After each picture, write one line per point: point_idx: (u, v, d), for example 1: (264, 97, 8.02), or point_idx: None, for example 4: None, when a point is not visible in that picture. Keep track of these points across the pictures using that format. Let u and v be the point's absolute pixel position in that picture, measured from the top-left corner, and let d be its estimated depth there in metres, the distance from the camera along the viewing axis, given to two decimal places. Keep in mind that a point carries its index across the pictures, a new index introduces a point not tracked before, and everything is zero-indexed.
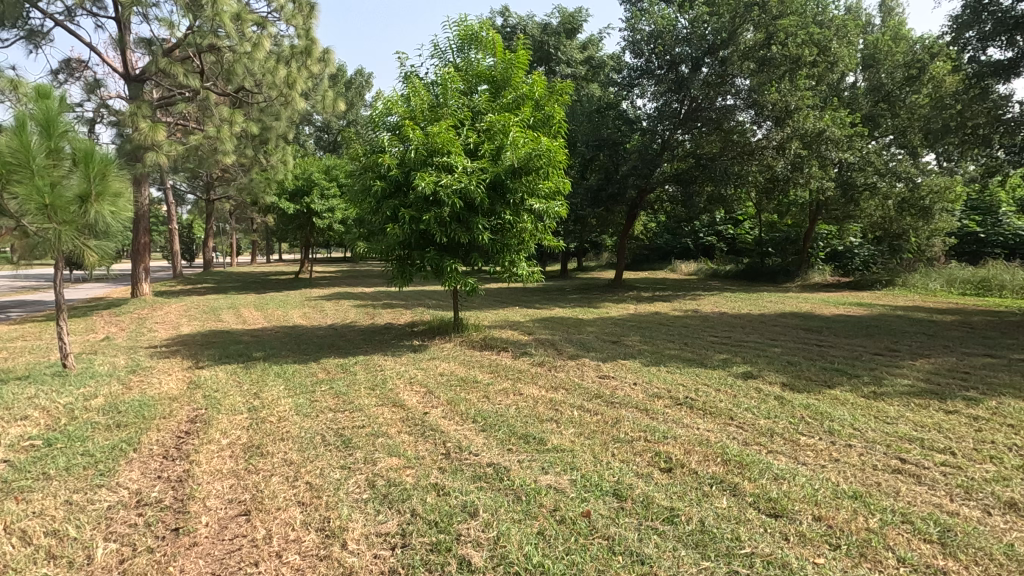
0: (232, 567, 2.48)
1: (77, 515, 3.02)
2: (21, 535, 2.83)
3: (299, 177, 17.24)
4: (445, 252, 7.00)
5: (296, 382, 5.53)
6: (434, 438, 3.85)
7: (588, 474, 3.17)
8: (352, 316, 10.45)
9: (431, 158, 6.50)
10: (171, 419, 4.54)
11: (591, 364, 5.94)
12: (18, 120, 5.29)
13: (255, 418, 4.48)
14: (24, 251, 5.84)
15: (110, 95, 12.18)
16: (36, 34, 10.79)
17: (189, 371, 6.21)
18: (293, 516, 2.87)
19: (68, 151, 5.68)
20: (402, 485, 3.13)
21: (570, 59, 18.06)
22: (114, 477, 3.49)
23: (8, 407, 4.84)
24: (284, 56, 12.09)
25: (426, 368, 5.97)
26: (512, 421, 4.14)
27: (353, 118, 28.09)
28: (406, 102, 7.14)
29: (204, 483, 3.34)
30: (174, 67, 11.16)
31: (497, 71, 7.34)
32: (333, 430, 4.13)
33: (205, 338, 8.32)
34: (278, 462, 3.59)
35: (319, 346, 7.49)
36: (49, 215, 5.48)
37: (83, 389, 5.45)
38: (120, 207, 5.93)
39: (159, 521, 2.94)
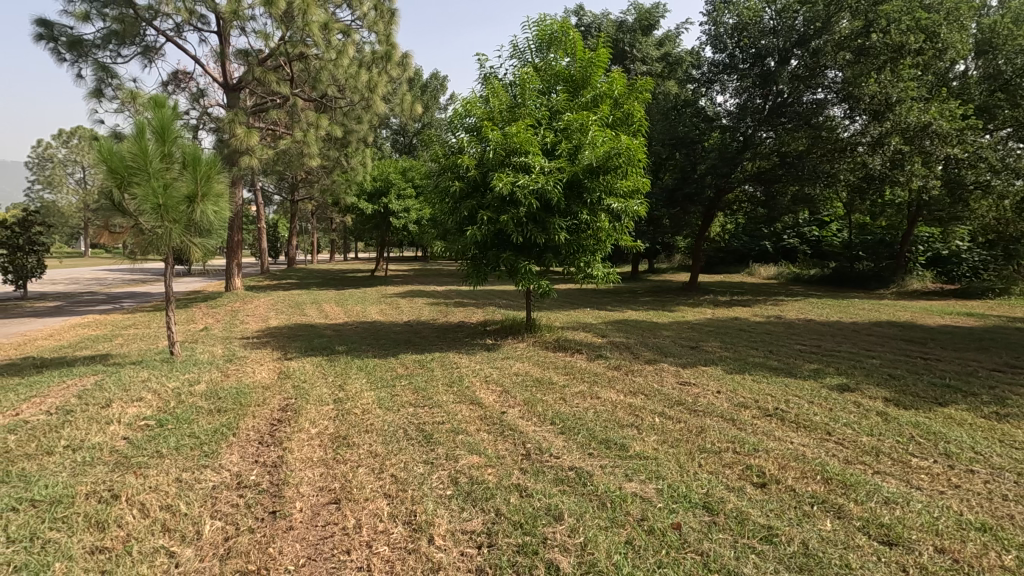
0: (327, 554, 2.58)
1: (186, 492, 3.25)
2: (141, 507, 3.08)
3: (377, 178, 17.94)
4: (521, 252, 6.98)
5: (376, 376, 5.71)
6: (513, 438, 3.85)
7: (675, 484, 3.04)
8: (427, 314, 10.72)
9: (508, 157, 6.50)
10: (265, 407, 4.81)
11: (669, 369, 5.76)
12: (138, 128, 5.82)
13: (341, 410, 4.65)
14: (139, 249, 6.27)
15: (211, 103, 13.18)
16: (151, 50, 11.87)
17: (279, 361, 6.59)
18: (381, 508, 2.95)
19: (178, 155, 6.19)
20: (485, 484, 3.14)
21: (645, 56, 17.63)
22: (217, 458, 3.74)
23: (126, 389, 5.33)
24: (366, 61, 12.63)
25: (501, 367, 5.99)
26: (591, 425, 4.06)
27: (428, 121, 28.86)
28: (485, 103, 7.21)
29: (297, 470, 3.50)
30: (267, 76, 11.90)
31: (576, 71, 7.27)
32: (414, 424, 4.23)
33: (292, 331, 8.81)
34: (364, 453, 3.71)
35: (397, 342, 7.72)
36: (162, 214, 5.95)
37: (187, 375, 5.89)
38: (221, 207, 6.45)
39: (258, 504, 3.11)
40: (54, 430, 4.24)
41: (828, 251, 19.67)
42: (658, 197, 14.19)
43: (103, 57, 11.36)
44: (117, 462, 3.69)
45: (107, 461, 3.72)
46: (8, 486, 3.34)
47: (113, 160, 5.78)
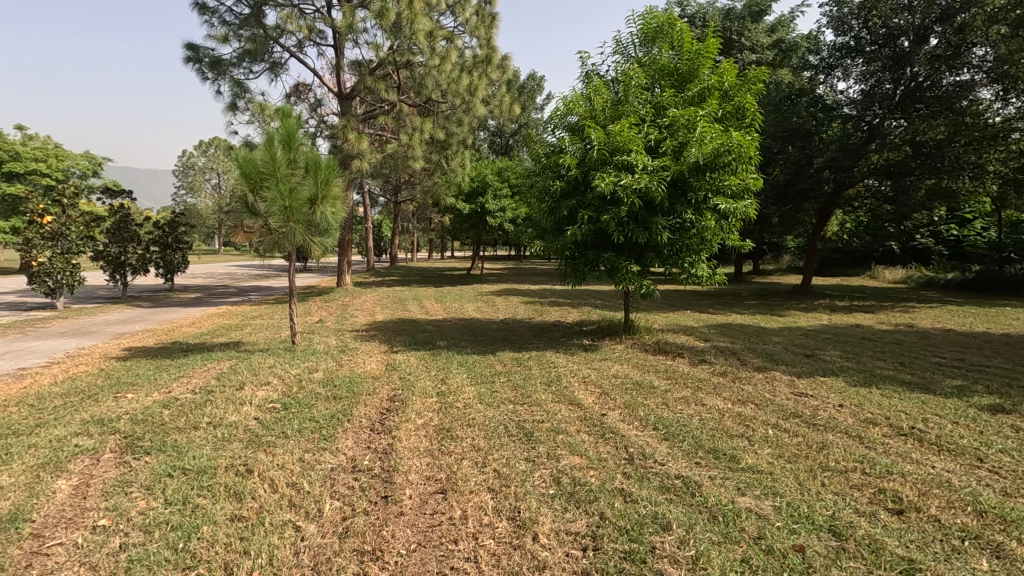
0: (435, 542, 2.68)
1: (308, 472, 3.52)
2: (271, 482, 3.38)
3: (475, 179, 18.43)
4: (621, 252, 6.82)
5: (476, 372, 5.86)
6: (615, 441, 3.78)
7: (795, 503, 2.82)
8: (522, 312, 10.87)
9: (611, 156, 6.38)
10: (375, 396, 5.10)
11: (782, 379, 5.36)
12: (268, 137, 6.40)
13: (443, 403, 4.83)
14: (267, 246, 6.88)
15: (327, 112, 14.23)
16: (277, 65, 13.02)
17: (386, 353, 6.97)
18: (485, 501, 3.02)
19: (301, 161, 6.73)
20: (587, 486, 3.10)
21: (755, 44, 16.59)
22: (334, 442, 4.02)
23: (255, 374, 5.90)
24: (467, 66, 13.02)
25: (599, 368, 5.92)
26: (696, 432, 3.89)
27: (524, 121, 29.19)
28: (587, 102, 7.12)
29: (406, 458, 3.67)
30: (377, 84, 12.62)
31: (682, 66, 6.99)
32: (515, 421, 4.28)
33: (397, 326, 9.30)
34: (467, 446, 3.82)
35: (494, 339, 7.88)
36: (288, 215, 6.51)
37: (306, 363, 6.40)
38: (337, 208, 6.92)
39: (371, 488, 3.30)
40: (199, 408, 4.78)
41: (971, 253, 17.39)
42: (767, 193, 13.30)
43: (237, 74, 12.63)
44: (249, 439, 4.08)
45: (242, 438, 4.12)
46: (164, 454, 3.81)
47: (249, 168, 6.41)
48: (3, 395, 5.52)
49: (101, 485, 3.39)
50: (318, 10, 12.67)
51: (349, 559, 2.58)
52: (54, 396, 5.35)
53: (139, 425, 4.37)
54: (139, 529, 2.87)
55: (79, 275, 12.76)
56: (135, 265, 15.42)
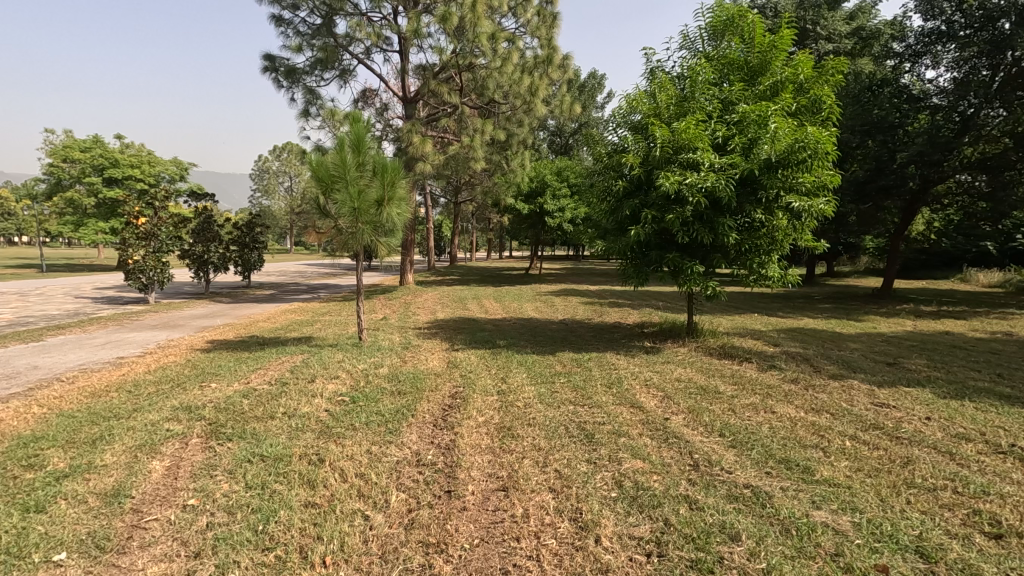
0: (497, 538, 2.71)
1: (375, 463, 3.65)
2: (341, 472, 3.54)
3: (534, 179, 18.48)
4: (685, 253, 6.65)
5: (536, 372, 5.88)
6: (679, 447, 3.68)
7: (876, 520, 2.66)
8: (581, 313, 10.80)
9: (676, 154, 6.23)
10: (437, 393, 5.22)
11: (861, 388, 5.05)
12: (340, 142, 6.68)
13: (504, 402, 4.87)
14: (337, 246, 7.19)
15: (393, 115, 14.68)
16: (346, 72, 13.57)
17: (448, 351, 7.11)
18: (546, 501, 3.03)
19: (369, 163, 6.96)
20: (651, 491, 3.04)
21: (832, 33, 15.71)
22: (399, 436, 4.15)
23: (325, 367, 6.18)
24: (528, 67, 13.07)
25: (662, 371, 5.79)
26: (766, 441, 3.73)
27: (584, 120, 28.94)
28: (651, 99, 6.98)
29: (468, 455, 3.73)
30: (441, 87, 12.90)
31: (753, 59, 6.71)
32: (576, 422, 4.27)
33: (457, 324, 9.48)
34: (528, 446, 3.84)
35: (553, 339, 7.89)
36: (357, 216, 6.77)
37: (372, 359, 6.63)
38: (403, 209, 7.11)
39: (435, 482, 3.38)
40: (274, 399, 5.06)
41: None
42: (845, 190, 12.55)
43: (310, 81, 13.26)
44: (321, 430, 4.28)
45: (314, 428, 4.33)
46: (245, 441, 4.07)
47: (322, 171, 6.73)
48: (105, 380, 6.07)
49: (189, 467, 3.66)
50: (385, 18, 13.10)
51: (415, 550, 2.65)
52: (148, 383, 5.83)
53: (222, 413, 4.69)
54: (223, 510, 3.08)
55: (168, 273, 13.82)
56: (216, 263, 16.51)
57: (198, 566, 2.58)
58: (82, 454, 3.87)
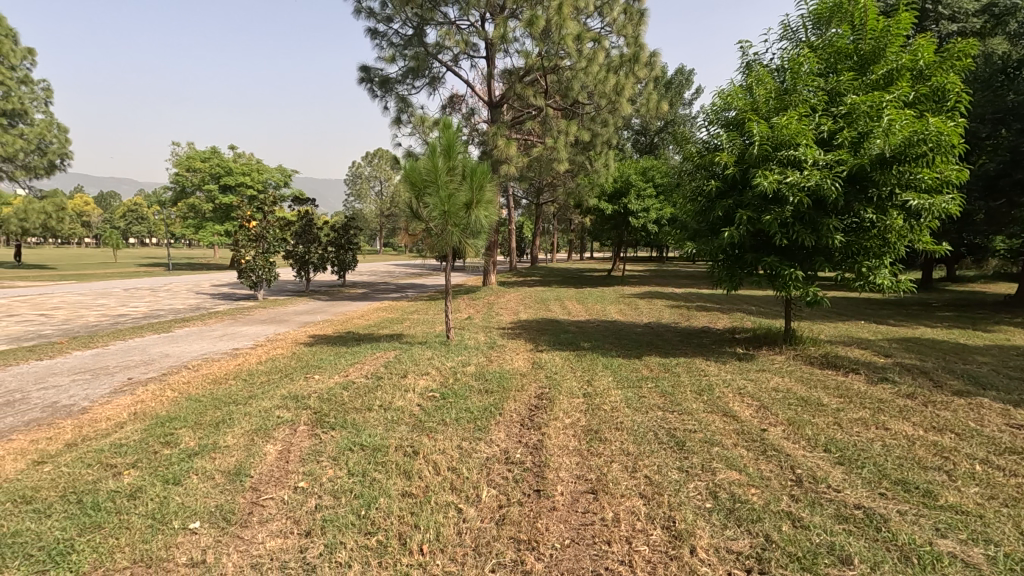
0: (588, 540, 2.72)
1: (466, 459, 3.77)
2: (434, 465, 3.69)
3: (618, 180, 18.19)
4: (783, 256, 6.28)
5: (622, 376, 5.80)
6: (779, 460, 3.49)
7: (1016, 555, 2.38)
8: (667, 316, 10.50)
9: (774, 151, 5.91)
10: (523, 393, 5.28)
11: (992, 407, 4.53)
12: (431, 147, 6.96)
13: (590, 404, 4.85)
14: (428, 248, 7.49)
15: (479, 120, 15.06)
16: (436, 79, 14.10)
17: (532, 352, 7.18)
18: (638, 507, 2.99)
19: (459, 167, 7.19)
20: (749, 504, 2.92)
21: (956, 11, 14.22)
22: (488, 433, 4.25)
23: (416, 364, 6.45)
24: (614, 66, 12.92)
25: (757, 380, 5.50)
26: (879, 460, 3.45)
27: (672, 118, 28.07)
28: (748, 94, 6.66)
29: (556, 455, 3.76)
30: (526, 90, 13.06)
31: (865, 45, 6.21)
32: (666, 428, 4.18)
33: (541, 325, 9.54)
34: (616, 450, 3.80)
35: (638, 342, 7.74)
36: (447, 219, 7.02)
37: (460, 357, 6.84)
38: (490, 212, 7.26)
39: (524, 480, 3.44)
40: (371, 392, 5.37)
41: None
42: (971, 186, 11.33)
43: (402, 91, 13.91)
44: (415, 423, 4.49)
45: (408, 422, 4.54)
46: (346, 430, 4.35)
47: (415, 176, 7.05)
48: (225, 369, 6.72)
49: (299, 452, 3.97)
50: (472, 25, 13.48)
51: (506, 545, 2.72)
52: (261, 373, 6.39)
53: (325, 403, 5.04)
54: (329, 493, 3.32)
55: (274, 272, 15.00)
56: (315, 263, 17.70)
57: (309, 543, 2.79)
58: (209, 434, 4.32)
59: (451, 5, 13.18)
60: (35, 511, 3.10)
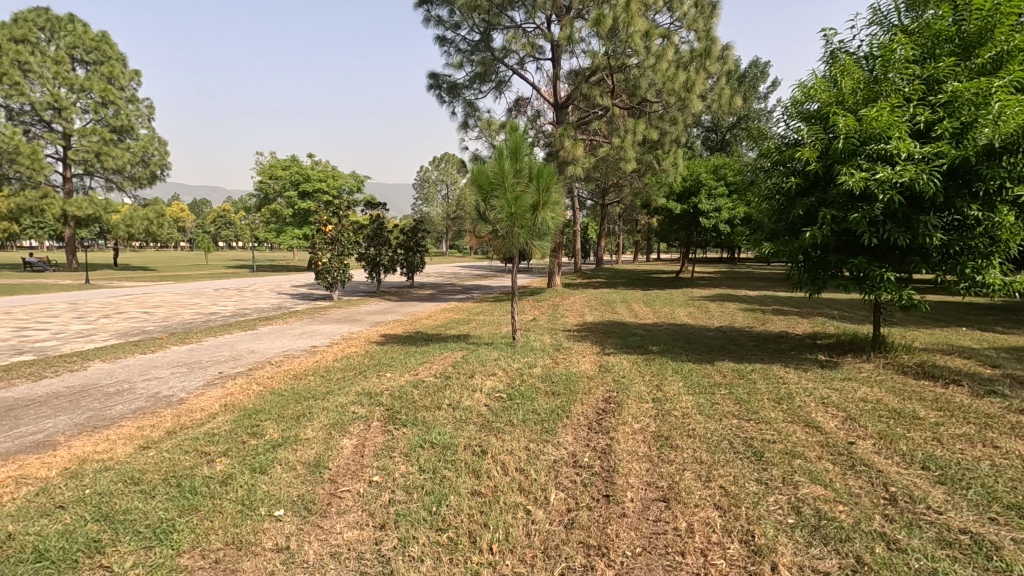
0: (661, 549, 2.64)
1: (534, 460, 3.77)
2: (502, 465, 3.71)
3: (688, 179, 17.67)
4: (872, 257, 5.86)
5: (693, 381, 5.60)
6: (869, 476, 3.25)
7: None
8: (741, 320, 10.05)
9: (862, 146, 5.52)
10: (590, 396, 5.23)
11: None
12: (499, 150, 7.06)
13: (660, 410, 4.72)
14: (495, 250, 7.55)
15: (545, 122, 15.10)
16: (502, 83, 14.27)
17: (599, 355, 7.09)
18: (712, 518, 2.87)
19: (526, 169, 7.23)
20: (837, 522, 2.73)
21: None
22: (555, 436, 4.24)
23: (483, 365, 6.54)
24: (684, 62, 12.54)
25: (843, 389, 5.15)
26: (988, 481, 3.14)
27: (745, 113, 26.86)
28: (832, 85, 6.28)
29: (625, 460, 3.69)
30: (592, 90, 12.96)
31: (969, 27, 5.69)
32: (742, 437, 3.99)
33: (607, 328, 9.41)
34: (689, 458, 3.67)
35: (710, 347, 7.45)
36: (514, 220, 7.06)
37: (526, 359, 6.86)
38: (557, 213, 7.23)
39: (593, 484, 3.40)
40: (440, 391, 5.50)
41: None
42: None
43: (470, 96, 14.18)
44: (483, 423, 4.55)
45: (477, 421, 4.61)
46: (416, 428, 4.47)
47: (482, 180, 7.16)
48: (304, 365, 7.10)
49: (373, 447, 4.12)
50: (538, 28, 13.53)
51: (576, 549, 2.70)
52: (336, 370, 6.69)
53: (397, 400, 5.20)
54: (402, 488, 3.42)
55: (348, 273, 15.68)
56: (386, 265, 18.32)
57: (383, 536, 2.89)
58: (292, 427, 4.58)
59: (517, 9, 13.27)
60: (142, 491, 3.40)
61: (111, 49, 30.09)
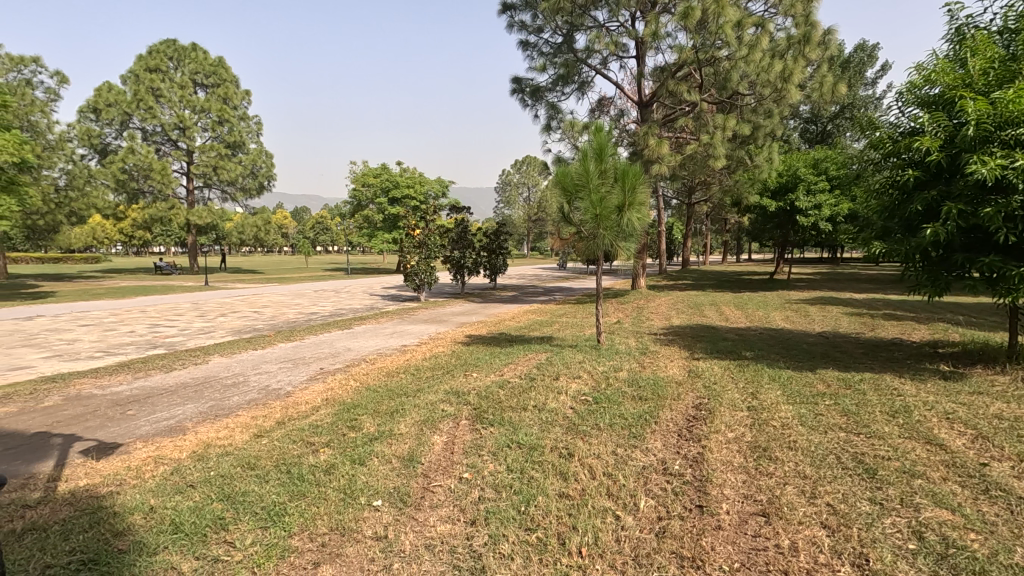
0: (761, 568, 2.51)
1: (622, 466, 3.71)
2: (589, 469, 3.68)
3: (784, 175, 16.65)
4: (1008, 256, 5.23)
5: (793, 390, 5.25)
6: (1007, 504, 2.90)
7: None
8: (846, 325, 9.29)
9: (997, 132, 4.95)
10: (680, 402, 5.06)
11: None
12: (584, 152, 7.02)
13: (757, 419, 4.47)
14: (579, 252, 7.49)
15: (629, 121, 14.83)
16: (585, 84, 14.21)
17: (688, 360, 6.83)
18: (819, 537, 2.69)
19: (611, 170, 7.13)
20: (969, 552, 2.47)
21: None
22: (643, 441, 4.14)
23: (567, 367, 6.52)
24: (780, 50, 11.69)
25: (972, 404, 4.62)
26: None
27: (849, 101, 24.88)
28: (958, 67, 5.69)
29: (719, 471, 3.53)
30: (679, 86, 12.58)
31: None
32: (851, 452, 3.70)
33: (695, 331, 9.05)
34: (790, 471, 3.46)
35: (810, 354, 6.95)
36: (599, 222, 6.99)
37: (611, 362, 6.75)
38: (643, 214, 7.07)
39: (684, 493, 3.29)
40: (525, 392, 5.55)
41: None
42: None
43: (553, 98, 14.24)
44: (568, 426, 4.53)
45: (562, 424, 4.61)
46: (503, 427, 4.55)
47: (567, 182, 7.16)
48: (395, 363, 7.43)
49: (462, 445, 4.24)
50: (622, 26, 13.31)
51: (668, 560, 2.63)
52: (426, 369, 6.94)
53: (483, 400, 5.32)
54: (491, 487, 3.49)
55: (434, 275, 16.18)
56: (470, 267, 18.74)
57: (474, 532, 2.96)
58: (386, 422, 4.82)
59: (601, 8, 13.12)
60: (257, 476, 3.73)
61: (227, 72, 33.15)
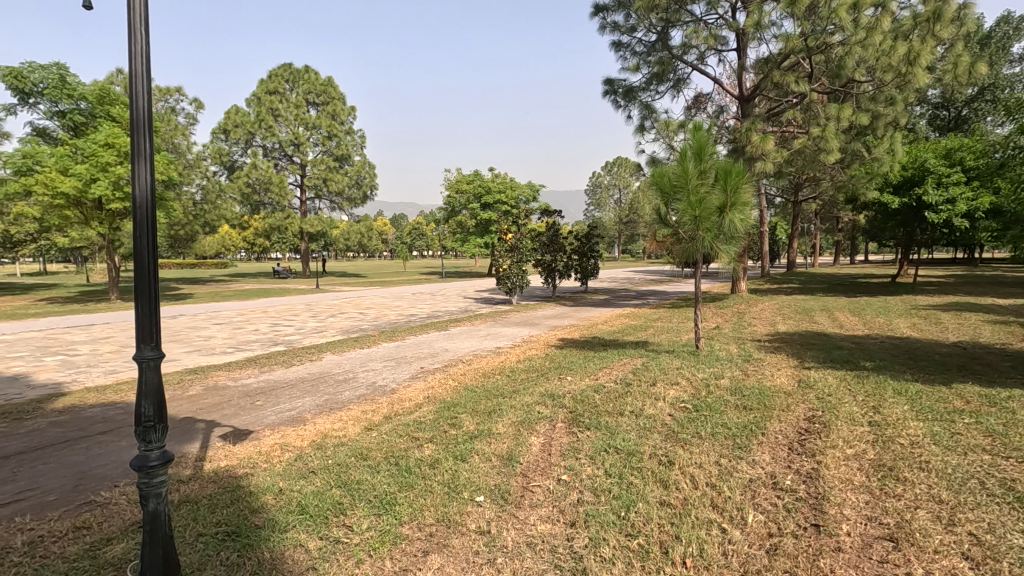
0: None
1: (726, 477, 3.56)
2: (691, 478, 3.57)
3: (908, 167, 15.10)
4: None
5: (923, 406, 4.75)
6: None
7: None
8: (987, 334, 8.24)
9: None
10: (790, 413, 4.75)
11: None
12: (682, 151, 6.79)
13: (881, 436, 4.10)
14: (677, 255, 7.25)
15: (728, 116, 14.18)
16: (681, 81, 13.78)
17: (797, 368, 6.41)
18: (961, 569, 2.44)
19: (711, 169, 6.85)
20: None
21: None
22: (750, 453, 3.94)
23: (665, 373, 6.35)
24: (903, 31, 10.64)
25: None
26: None
27: (991, 80, 22.05)
28: None
29: (837, 489, 3.28)
30: (785, 77, 11.82)
31: None
32: (998, 478, 3.29)
33: (805, 338, 8.45)
34: (922, 494, 3.14)
35: (944, 365, 6.25)
36: (698, 223, 6.76)
37: (712, 369, 6.49)
38: (747, 215, 6.71)
39: (798, 511, 3.10)
40: (621, 397, 5.48)
41: None
42: None
43: (647, 98, 13.94)
44: (668, 433, 4.42)
45: (661, 430, 4.50)
46: (600, 432, 4.53)
47: (664, 182, 6.95)
48: (490, 365, 7.63)
49: (559, 447, 4.27)
50: (721, 18, 12.76)
51: None
52: (521, 371, 7.06)
53: (579, 404, 5.32)
54: (590, 490, 3.49)
55: (526, 278, 16.45)
56: (561, 270, 18.78)
57: (575, 533, 2.99)
58: (486, 421, 4.97)
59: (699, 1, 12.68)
60: (370, 466, 4.00)
61: (335, 91, 35.72)
